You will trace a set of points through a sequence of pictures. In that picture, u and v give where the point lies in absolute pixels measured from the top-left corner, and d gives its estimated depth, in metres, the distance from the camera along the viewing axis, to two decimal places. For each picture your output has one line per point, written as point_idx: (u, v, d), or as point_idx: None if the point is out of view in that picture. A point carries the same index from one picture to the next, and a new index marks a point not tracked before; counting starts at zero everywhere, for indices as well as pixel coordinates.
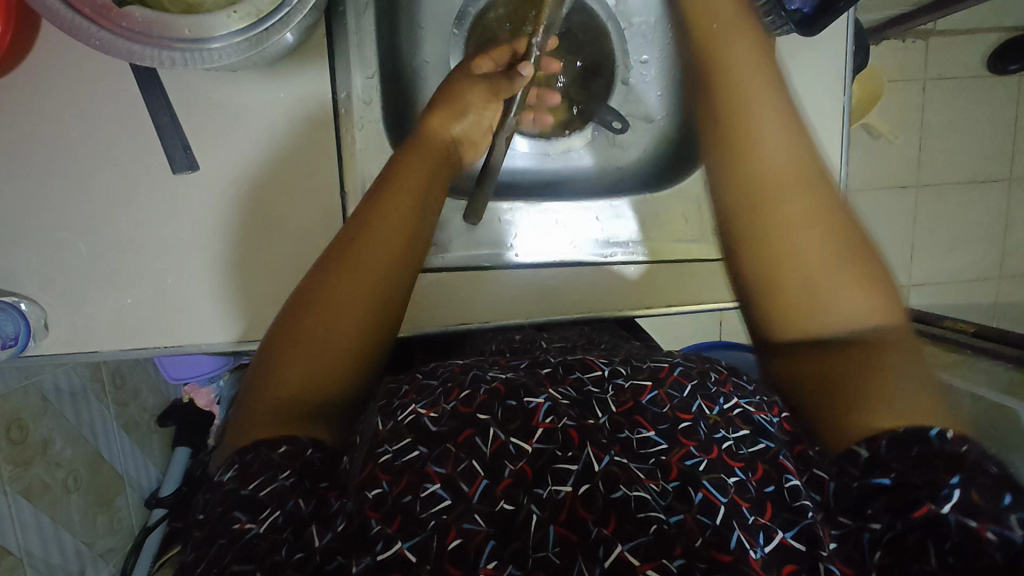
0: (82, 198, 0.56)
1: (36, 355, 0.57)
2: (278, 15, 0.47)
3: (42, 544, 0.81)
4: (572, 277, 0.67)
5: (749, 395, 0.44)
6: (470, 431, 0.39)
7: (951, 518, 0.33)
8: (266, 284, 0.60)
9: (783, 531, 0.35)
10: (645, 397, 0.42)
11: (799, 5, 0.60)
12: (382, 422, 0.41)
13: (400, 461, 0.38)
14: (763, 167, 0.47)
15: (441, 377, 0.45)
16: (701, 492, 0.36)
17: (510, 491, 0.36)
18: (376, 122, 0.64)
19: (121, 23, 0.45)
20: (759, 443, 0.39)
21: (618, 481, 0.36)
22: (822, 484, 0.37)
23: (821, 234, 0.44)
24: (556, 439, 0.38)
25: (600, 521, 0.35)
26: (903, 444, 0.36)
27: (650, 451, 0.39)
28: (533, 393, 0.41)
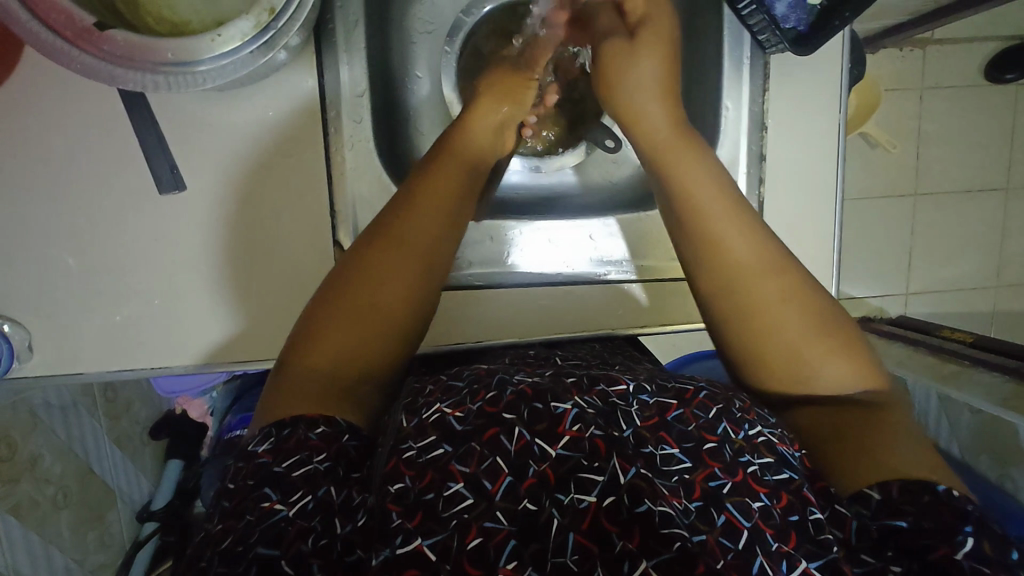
0: (67, 219, 0.55)
1: (23, 376, 0.56)
2: (260, 40, 0.47)
3: (31, 562, 0.80)
4: (568, 296, 0.66)
5: (772, 424, 0.41)
6: (495, 429, 0.37)
7: (966, 564, 0.32)
8: (257, 304, 0.59)
9: (806, 561, 0.34)
10: (670, 413, 0.40)
11: (794, 24, 0.60)
12: (406, 419, 0.39)
13: (423, 458, 0.36)
14: (723, 258, 0.48)
15: (467, 379, 0.42)
16: (724, 515, 0.35)
17: (534, 492, 0.35)
18: (368, 140, 0.62)
19: (102, 47, 0.44)
20: (783, 473, 0.37)
21: (644, 495, 0.34)
22: (843, 520, 0.36)
23: (796, 310, 0.45)
24: (582, 447, 0.36)
25: (624, 534, 0.33)
26: (913, 492, 0.36)
27: (674, 468, 0.37)
28: (561, 398, 0.38)
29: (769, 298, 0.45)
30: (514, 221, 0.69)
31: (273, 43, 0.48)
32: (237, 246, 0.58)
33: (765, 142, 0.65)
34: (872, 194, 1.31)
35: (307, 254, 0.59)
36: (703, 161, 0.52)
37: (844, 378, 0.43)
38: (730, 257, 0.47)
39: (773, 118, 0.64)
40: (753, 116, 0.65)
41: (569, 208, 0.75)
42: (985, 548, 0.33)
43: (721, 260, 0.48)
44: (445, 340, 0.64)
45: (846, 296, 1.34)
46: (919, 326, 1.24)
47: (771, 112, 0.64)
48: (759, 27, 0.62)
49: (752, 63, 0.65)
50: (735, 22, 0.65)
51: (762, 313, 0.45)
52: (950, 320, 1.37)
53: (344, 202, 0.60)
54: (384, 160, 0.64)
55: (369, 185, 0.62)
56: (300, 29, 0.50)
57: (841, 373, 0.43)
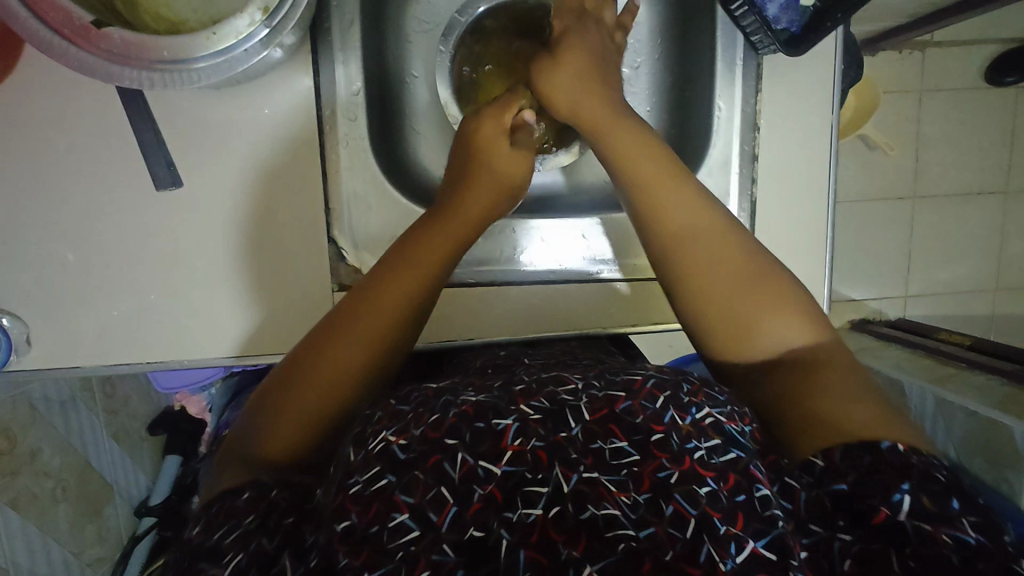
0: (64, 213, 0.56)
1: (19, 369, 0.57)
2: (256, 37, 0.48)
3: (29, 555, 0.80)
4: (557, 294, 0.67)
5: (721, 404, 0.42)
6: (438, 457, 0.37)
7: (908, 524, 0.34)
8: (252, 301, 0.59)
9: (755, 540, 0.34)
10: (619, 406, 0.40)
11: (787, 25, 0.60)
12: (354, 452, 0.39)
13: (368, 491, 0.36)
14: (676, 224, 0.52)
15: (414, 401, 0.42)
16: (672, 505, 0.35)
17: (481, 516, 0.35)
18: (363, 138, 0.62)
19: (101, 44, 0.45)
20: (730, 453, 0.38)
21: (587, 501, 0.35)
22: (793, 493, 0.37)
23: (737, 277, 0.49)
24: (525, 460, 0.37)
25: (570, 542, 0.34)
26: (856, 455, 0.37)
27: (623, 461, 0.37)
28: (502, 415, 0.39)
29: (718, 262, 0.50)
30: (508, 220, 0.70)
31: (269, 41, 0.49)
32: (233, 242, 0.58)
33: (757, 143, 0.65)
34: (870, 196, 1.31)
35: (300, 250, 0.59)
36: (682, 184, 0.54)
37: (790, 336, 0.47)
38: (681, 226, 0.52)
39: (765, 119, 0.65)
40: (746, 117, 0.65)
41: (563, 209, 0.76)
42: (925, 504, 0.35)
43: (669, 223, 0.52)
44: (439, 337, 0.65)
45: (844, 298, 1.34)
46: (916, 328, 1.24)
47: (764, 113, 0.65)
48: (752, 27, 0.62)
49: (745, 64, 0.65)
50: (729, 23, 0.65)
51: (711, 280, 0.49)
52: (949, 322, 1.37)
53: (337, 200, 0.61)
54: (380, 158, 0.65)
55: (363, 182, 0.63)
56: (294, 28, 0.51)
57: (786, 327, 0.47)
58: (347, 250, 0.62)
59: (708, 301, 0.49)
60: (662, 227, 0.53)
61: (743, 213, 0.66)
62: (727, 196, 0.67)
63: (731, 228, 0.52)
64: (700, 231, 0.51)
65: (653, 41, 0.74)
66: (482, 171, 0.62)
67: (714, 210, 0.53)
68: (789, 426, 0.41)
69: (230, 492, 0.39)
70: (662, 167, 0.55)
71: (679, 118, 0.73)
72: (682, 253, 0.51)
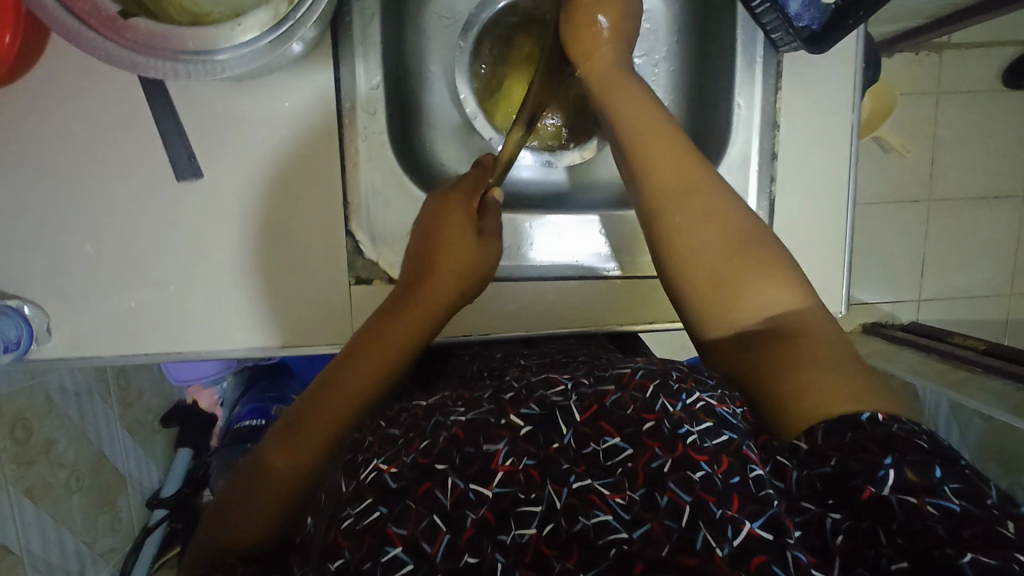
0: (87, 203, 0.56)
1: (39, 358, 0.58)
2: (278, 30, 0.48)
3: (43, 543, 0.81)
4: (574, 292, 0.67)
5: (710, 388, 0.43)
6: (429, 483, 0.38)
7: (893, 499, 0.34)
8: (271, 295, 0.60)
9: (751, 523, 0.34)
10: (608, 399, 0.42)
11: (807, 23, 0.60)
12: (347, 483, 0.40)
13: (360, 525, 0.37)
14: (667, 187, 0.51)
15: (403, 425, 0.43)
16: (667, 496, 0.36)
17: (474, 540, 0.36)
18: (381, 132, 0.63)
19: (126, 34, 0.46)
20: (722, 435, 0.39)
21: (579, 513, 0.36)
22: (784, 471, 0.37)
23: (725, 244, 0.48)
24: (517, 480, 0.38)
25: (563, 555, 0.35)
26: (838, 433, 0.38)
27: (617, 460, 0.39)
28: (492, 440, 0.40)
29: (708, 226, 0.49)
30: (525, 216, 0.70)
31: (292, 32, 0.49)
32: (253, 234, 0.59)
33: (778, 140, 0.65)
34: (886, 199, 1.30)
35: (317, 246, 0.60)
36: (711, 177, 0.52)
37: (777, 300, 0.46)
38: (676, 190, 0.51)
39: (785, 115, 0.64)
40: (765, 114, 0.65)
41: (577, 206, 0.76)
42: (909, 475, 0.35)
43: (666, 184, 0.51)
44: (455, 333, 0.65)
45: (858, 301, 1.33)
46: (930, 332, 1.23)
47: (784, 110, 0.64)
48: (772, 25, 0.62)
49: (765, 62, 0.65)
50: (750, 22, 0.65)
51: (699, 246, 0.49)
52: (963, 328, 1.36)
53: (356, 193, 0.61)
54: (397, 150, 0.65)
55: (382, 175, 0.63)
56: (317, 22, 0.51)
57: (772, 296, 0.46)
58: (365, 243, 0.62)
59: (693, 269, 0.49)
60: (651, 195, 0.52)
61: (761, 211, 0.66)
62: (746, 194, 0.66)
63: (725, 198, 0.51)
64: (690, 191, 0.51)
65: (671, 37, 0.74)
66: (448, 247, 0.58)
67: (713, 181, 0.51)
68: (772, 402, 0.42)
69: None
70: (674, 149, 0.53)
71: (697, 117, 0.73)
72: (667, 220, 0.51)
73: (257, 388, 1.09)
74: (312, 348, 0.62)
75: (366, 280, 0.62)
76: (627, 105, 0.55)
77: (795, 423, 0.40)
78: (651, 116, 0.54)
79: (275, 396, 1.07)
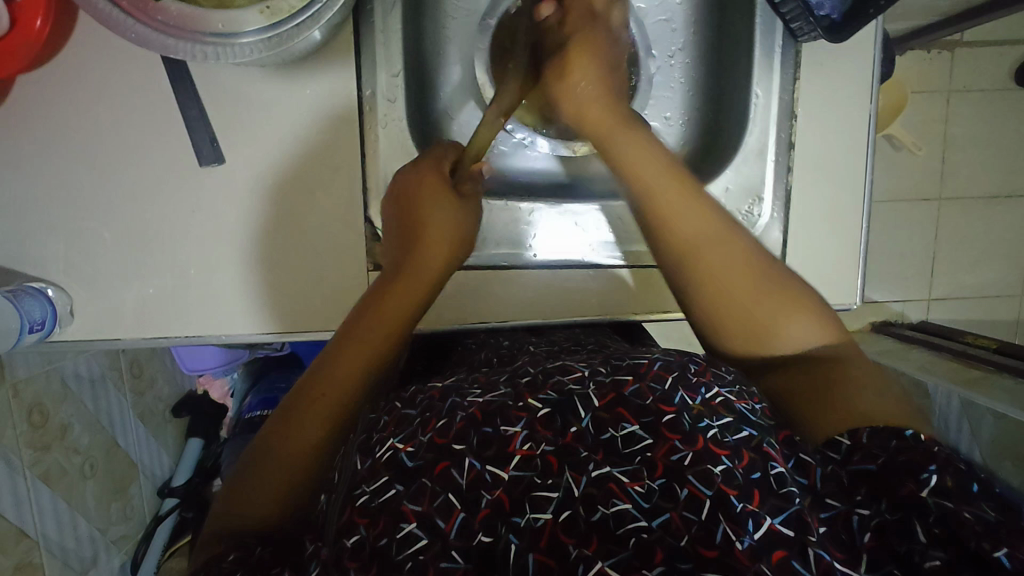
0: (111, 187, 0.57)
1: (62, 340, 0.58)
2: (306, 13, 0.48)
3: (58, 528, 0.82)
4: (590, 280, 0.67)
5: (728, 383, 0.43)
6: (446, 463, 0.38)
7: (930, 500, 0.35)
8: (290, 280, 0.60)
9: (771, 518, 0.34)
10: (627, 389, 0.41)
11: (828, 12, 0.60)
12: (360, 460, 0.40)
13: (376, 502, 0.37)
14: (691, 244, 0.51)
15: (420, 405, 0.43)
16: (687, 488, 0.36)
17: (489, 523, 0.35)
18: (400, 120, 0.63)
19: (157, 17, 0.46)
20: (743, 431, 0.39)
21: (598, 501, 0.35)
22: (808, 468, 0.38)
23: (743, 271, 0.50)
24: (534, 465, 0.37)
25: (581, 543, 0.34)
26: (882, 437, 0.39)
27: (636, 448, 0.38)
28: (510, 421, 0.39)
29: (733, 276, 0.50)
30: (540, 204, 0.70)
31: (318, 17, 0.49)
32: (273, 220, 0.59)
33: (794, 131, 0.65)
34: (897, 198, 1.29)
35: (337, 233, 0.60)
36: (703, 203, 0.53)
37: (798, 328, 0.48)
38: (698, 246, 0.51)
39: (803, 107, 0.64)
40: (783, 105, 0.65)
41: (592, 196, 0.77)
42: (947, 482, 0.36)
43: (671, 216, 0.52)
44: (471, 318, 0.65)
45: (868, 300, 1.32)
46: (942, 331, 1.22)
47: (802, 102, 0.64)
48: (792, 15, 0.62)
49: (784, 52, 0.65)
50: (768, 11, 0.65)
51: (725, 283, 0.50)
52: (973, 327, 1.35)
53: (375, 179, 0.62)
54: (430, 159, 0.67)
55: (402, 163, 0.64)
56: (339, 8, 0.51)
57: (795, 324, 0.48)
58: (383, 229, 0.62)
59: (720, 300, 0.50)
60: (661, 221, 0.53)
61: (777, 201, 0.66)
62: (762, 184, 0.67)
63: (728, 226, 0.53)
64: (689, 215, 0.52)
65: (688, 29, 0.74)
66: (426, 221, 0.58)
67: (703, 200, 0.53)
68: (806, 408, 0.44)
69: (213, 561, 0.40)
70: (669, 182, 0.53)
71: (714, 109, 0.73)
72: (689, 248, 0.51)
73: (267, 381, 1.11)
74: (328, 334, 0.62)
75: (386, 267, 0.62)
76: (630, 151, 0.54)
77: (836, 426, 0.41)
78: (651, 155, 0.54)
79: (285, 387, 1.08)
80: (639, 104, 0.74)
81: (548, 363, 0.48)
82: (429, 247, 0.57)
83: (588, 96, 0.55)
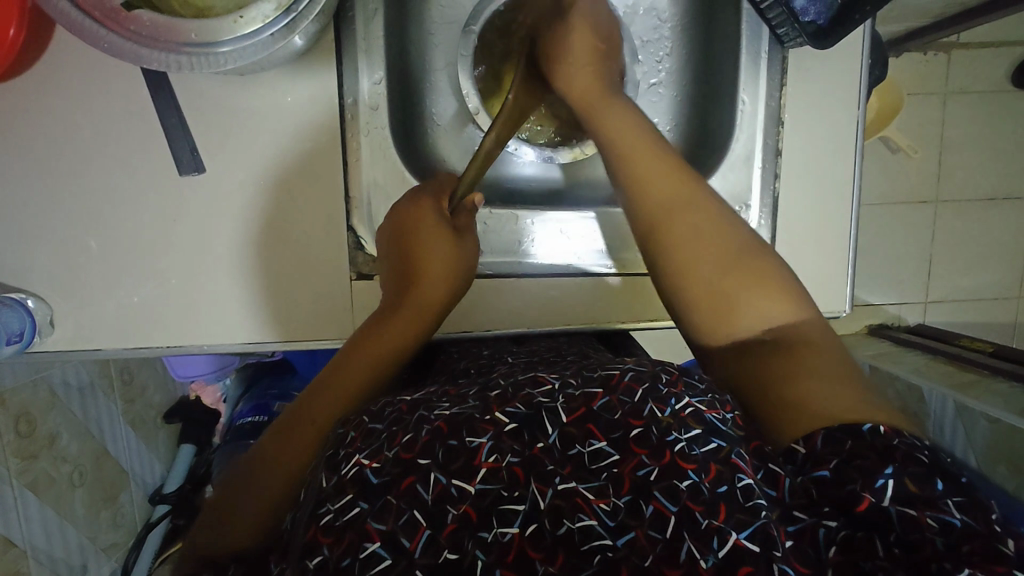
0: (90, 196, 0.56)
1: (42, 351, 0.58)
2: (281, 22, 0.48)
3: (46, 538, 0.81)
4: (577, 289, 0.66)
5: (700, 393, 0.42)
6: (411, 478, 0.36)
7: (892, 510, 0.35)
8: (271, 290, 0.60)
9: (738, 532, 0.34)
10: (597, 402, 0.40)
11: (814, 17, 0.59)
12: (325, 477, 0.38)
13: (340, 521, 0.35)
14: (667, 221, 0.53)
15: (388, 420, 0.41)
16: (652, 504, 0.35)
17: (455, 538, 0.34)
18: (383, 128, 0.63)
19: (130, 27, 0.46)
20: (711, 443, 0.38)
21: (564, 515, 0.35)
22: (777, 479, 0.37)
23: (724, 261, 0.51)
24: (500, 478, 0.36)
25: (547, 559, 0.34)
26: (836, 441, 0.38)
27: (603, 464, 0.37)
28: (476, 433, 0.38)
29: (705, 257, 0.51)
30: (527, 212, 0.69)
31: (295, 25, 0.49)
32: (252, 229, 0.59)
33: (781, 137, 0.64)
34: (894, 200, 1.28)
35: (318, 241, 0.60)
36: (697, 196, 0.54)
37: (771, 319, 0.49)
38: (672, 229, 0.53)
39: (790, 113, 0.64)
40: (770, 111, 0.65)
41: (580, 202, 0.76)
42: (907, 487, 0.35)
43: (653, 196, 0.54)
44: (455, 327, 0.65)
45: (864, 303, 1.31)
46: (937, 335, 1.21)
47: (789, 107, 0.64)
48: (778, 20, 0.61)
49: (770, 57, 0.64)
50: (755, 16, 0.64)
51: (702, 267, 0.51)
52: (970, 329, 1.34)
53: (358, 189, 0.61)
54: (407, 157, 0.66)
55: (384, 171, 0.63)
56: (318, 16, 0.51)
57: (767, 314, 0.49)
58: (367, 239, 0.62)
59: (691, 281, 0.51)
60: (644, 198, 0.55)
61: (764, 208, 0.66)
62: (749, 191, 0.66)
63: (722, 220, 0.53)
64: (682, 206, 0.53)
65: (676, 33, 0.73)
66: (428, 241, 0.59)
67: (692, 186, 0.54)
68: (767, 400, 0.44)
69: None
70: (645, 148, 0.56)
71: (702, 114, 0.73)
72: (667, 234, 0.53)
73: (259, 387, 1.11)
74: (310, 343, 0.62)
75: (368, 275, 0.62)
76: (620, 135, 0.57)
77: (794, 432, 0.41)
78: (639, 138, 0.56)
79: (276, 393, 1.08)
80: (632, 91, 0.72)
81: (519, 376, 0.47)
82: (430, 266, 0.58)
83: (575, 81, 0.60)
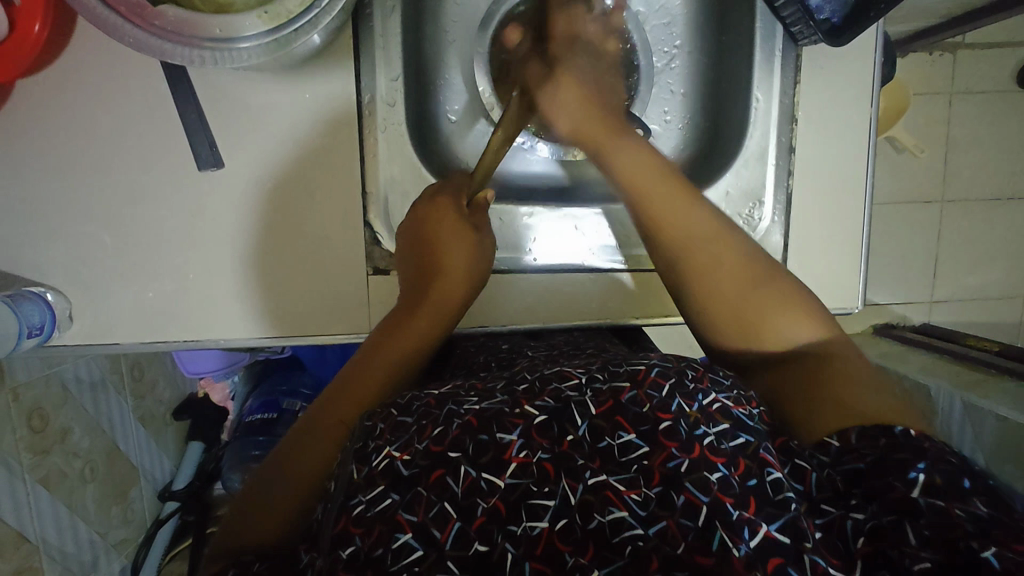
0: (109, 190, 0.57)
1: (61, 344, 0.58)
2: (307, 15, 0.49)
3: (58, 532, 0.81)
4: (591, 283, 0.67)
5: (725, 388, 0.42)
6: (442, 470, 0.37)
7: (921, 501, 0.35)
8: (290, 283, 0.60)
9: (768, 525, 0.34)
10: (624, 396, 0.40)
11: (829, 16, 0.60)
12: (357, 468, 0.38)
13: (372, 511, 0.35)
14: (705, 266, 0.54)
15: (417, 412, 0.41)
16: (683, 495, 0.35)
17: (485, 530, 0.35)
18: (399, 124, 0.64)
19: (155, 22, 0.46)
20: (739, 438, 0.38)
21: (594, 509, 0.35)
22: (804, 474, 0.38)
23: (741, 274, 0.53)
24: (530, 472, 0.37)
25: (577, 551, 0.34)
26: (872, 436, 0.39)
27: (633, 457, 0.37)
28: (506, 428, 0.39)
29: (727, 276, 0.53)
30: (540, 208, 0.71)
31: (316, 22, 0.50)
32: (269, 224, 0.59)
33: (795, 134, 0.65)
34: (901, 200, 1.28)
35: (337, 237, 0.60)
36: (694, 203, 0.56)
37: (800, 335, 0.49)
38: (688, 242, 0.55)
39: (804, 110, 0.64)
40: (784, 108, 0.65)
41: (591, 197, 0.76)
42: (937, 480, 0.36)
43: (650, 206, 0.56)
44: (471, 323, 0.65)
45: (870, 302, 1.31)
46: (944, 334, 1.21)
47: (802, 105, 0.64)
48: (792, 19, 0.62)
49: (784, 55, 0.65)
50: (768, 15, 0.65)
51: (724, 277, 0.53)
52: (975, 329, 1.34)
53: (375, 184, 0.62)
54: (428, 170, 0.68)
55: (400, 167, 0.64)
56: (339, 13, 0.52)
57: (796, 330, 0.50)
58: (383, 234, 0.63)
59: (715, 290, 0.53)
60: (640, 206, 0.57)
61: (778, 205, 0.66)
62: (763, 188, 0.67)
63: (729, 236, 0.55)
64: (677, 215, 0.55)
65: (689, 33, 0.74)
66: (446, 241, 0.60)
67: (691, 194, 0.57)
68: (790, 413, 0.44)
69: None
70: (642, 166, 0.57)
71: (715, 111, 0.73)
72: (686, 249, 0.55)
73: (267, 384, 1.11)
74: (328, 337, 0.62)
75: (385, 271, 0.62)
76: (632, 166, 0.57)
77: (833, 423, 0.41)
78: (641, 156, 0.58)
79: (286, 390, 1.08)
80: (642, 99, 0.74)
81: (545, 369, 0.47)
82: (451, 261, 0.59)
83: (577, 119, 0.59)
